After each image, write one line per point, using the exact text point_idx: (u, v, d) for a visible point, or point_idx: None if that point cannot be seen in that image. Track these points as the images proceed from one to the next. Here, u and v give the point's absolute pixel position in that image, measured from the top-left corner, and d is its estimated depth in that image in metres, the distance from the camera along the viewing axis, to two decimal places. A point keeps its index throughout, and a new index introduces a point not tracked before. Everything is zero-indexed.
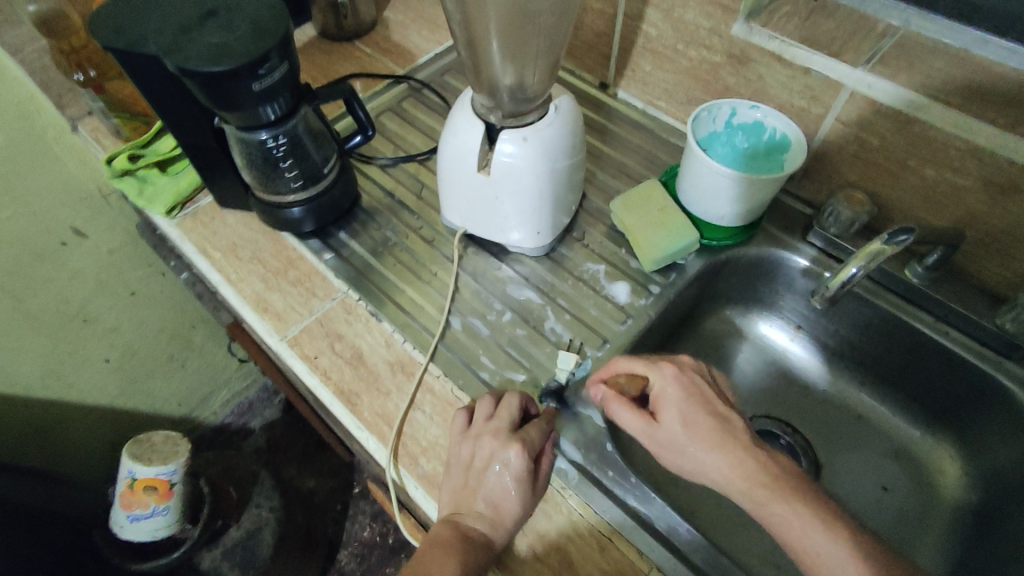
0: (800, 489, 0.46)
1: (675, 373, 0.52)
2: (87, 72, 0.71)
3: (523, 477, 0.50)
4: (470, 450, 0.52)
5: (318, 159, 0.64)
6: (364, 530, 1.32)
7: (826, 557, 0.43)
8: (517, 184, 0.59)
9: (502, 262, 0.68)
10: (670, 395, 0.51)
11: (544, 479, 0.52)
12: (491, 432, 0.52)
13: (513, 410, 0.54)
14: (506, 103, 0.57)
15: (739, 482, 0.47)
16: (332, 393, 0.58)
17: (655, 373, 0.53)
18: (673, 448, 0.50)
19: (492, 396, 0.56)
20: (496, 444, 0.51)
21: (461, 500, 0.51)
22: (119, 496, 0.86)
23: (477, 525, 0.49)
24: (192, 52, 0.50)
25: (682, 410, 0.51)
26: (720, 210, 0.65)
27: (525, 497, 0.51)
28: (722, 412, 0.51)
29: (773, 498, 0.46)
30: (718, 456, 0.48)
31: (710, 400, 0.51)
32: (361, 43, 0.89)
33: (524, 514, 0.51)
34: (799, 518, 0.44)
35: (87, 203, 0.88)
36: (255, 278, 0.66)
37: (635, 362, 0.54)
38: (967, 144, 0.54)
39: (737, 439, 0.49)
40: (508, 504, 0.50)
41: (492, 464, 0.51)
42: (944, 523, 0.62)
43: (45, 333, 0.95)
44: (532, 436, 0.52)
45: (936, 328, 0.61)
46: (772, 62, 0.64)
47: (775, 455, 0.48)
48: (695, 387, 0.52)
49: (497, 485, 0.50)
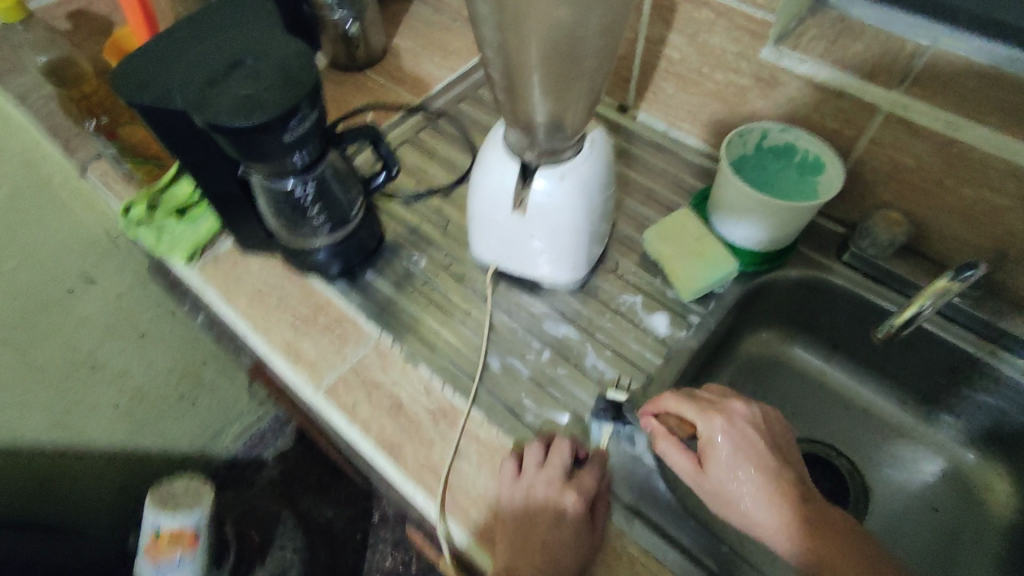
0: (853, 556, 0.46)
1: (725, 425, 0.50)
2: (100, 118, 0.73)
3: (580, 525, 0.51)
4: (526, 499, 0.51)
5: (345, 202, 0.63)
6: (386, 559, 1.29)
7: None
8: (554, 222, 0.58)
9: (535, 297, 0.66)
10: (719, 446, 0.50)
11: (602, 523, 0.52)
12: (545, 480, 0.52)
13: (564, 455, 0.53)
14: (541, 141, 0.55)
15: (788, 543, 0.47)
16: (374, 446, 0.56)
17: (703, 422, 0.51)
18: (721, 498, 0.50)
19: (541, 440, 0.55)
20: (551, 492, 0.51)
21: (518, 556, 0.49)
22: (144, 549, 0.82)
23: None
24: (221, 107, 0.47)
25: (731, 462, 0.49)
26: (756, 237, 0.64)
27: (583, 546, 0.50)
28: (773, 465, 0.50)
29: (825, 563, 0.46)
30: (769, 512, 0.48)
31: (762, 452, 0.50)
32: (372, 73, 0.87)
33: (584, 567, 0.49)
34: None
35: (95, 248, 0.86)
36: (284, 326, 0.64)
37: (686, 406, 0.52)
38: (1010, 165, 0.54)
39: (791, 499, 0.48)
40: (567, 557, 0.49)
41: (550, 514, 0.51)
42: (997, 543, 0.61)
43: (53, 384, 0.92)
44: (585, 481, 0.52)
45: (984, 349, 0.60)
46: (802, 85, 0.63)
47: (829, 515, 0.48)
48: (745, 437, 0.50)
49: (555, 537, 0.50)
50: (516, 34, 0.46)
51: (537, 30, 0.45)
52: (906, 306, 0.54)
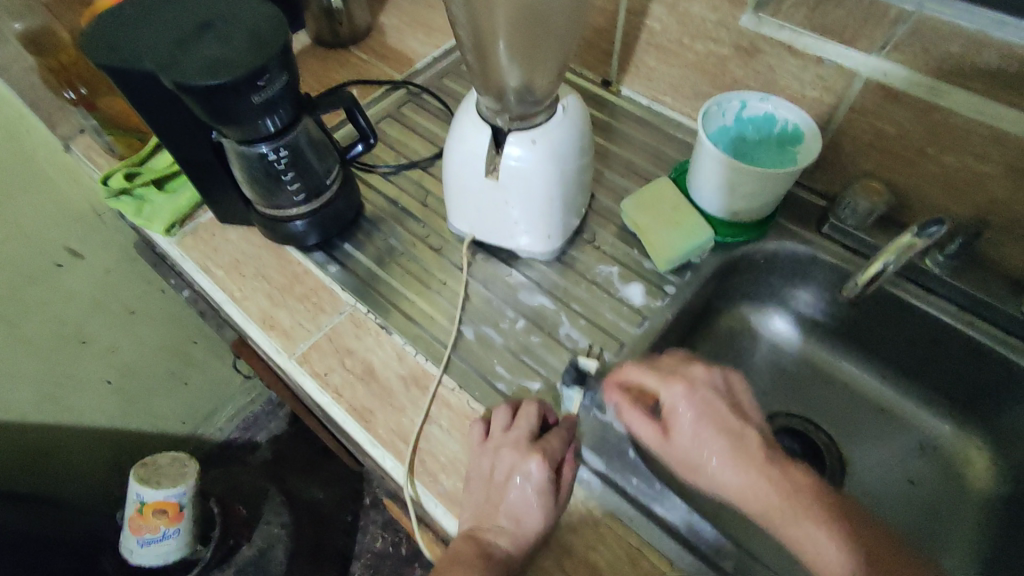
0: (823, 513, 0.44)
1: (685, 391, 0.50)
2: (78, 90, 0.71)
3: (545, 489, 0.50)
4: (491, 463, 0.51)
5: (319, 170, 0.62)
6: (376, 541, 1.30)
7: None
8: (527, 188, 0.58)
9: (512, 268, 0.66)
10: (682, 411, 0.49)
11: (567, 489, 0.51)
12: (511, 443, 0.51)
13: (532, 420, 0.53)
14: (513, 105, 0.55)
15: (757, 505, 0.46)
16: (344, 411, 0.56)
17: (664, 389, 0.51)
18: (688, 465, 0.49)
19: (509, 405, 0.55)
20: (516, 456, 0.51)
21: (483, 514, 0.50)
22: (130, 520, 0.85)
23: (499, 540, 0.48)
24: (189, 67, 0.47)
25: (694, 425, 0.49)
26: (734, 206, 0.63)
27: (548, 509, 0.49)
28: (736, 428, 0.49)
29: (796, 520, 0.44)
30: (735, 476, 0.47)
31: (725, 416, 0.50)
32: (357, 49, 0.87)
33: (547, 527, 0.49)
34: (815, 542, 0.43)
35: (82, 222, 0.87)
36: (260, 295, 0.64)
37: (646, 373, 0.51)
38: (992, 130, 0.53)
39: (756, 458, 0.47)
40: (530, 517, 0.49)
41: (513, 477, 0.50)
42: (975, 515, 0.61)
43: (42, 357, 0.94)
44: (552, 445, 0.52)
45: (961, 319, 0.60)
46: (782, 53, 0.62)
47: (798, 473, 0.47)
48: (707, 403, 0.50)
49: (519, 498, 0.50)
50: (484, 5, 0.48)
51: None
52: (873, 260, 0.52)
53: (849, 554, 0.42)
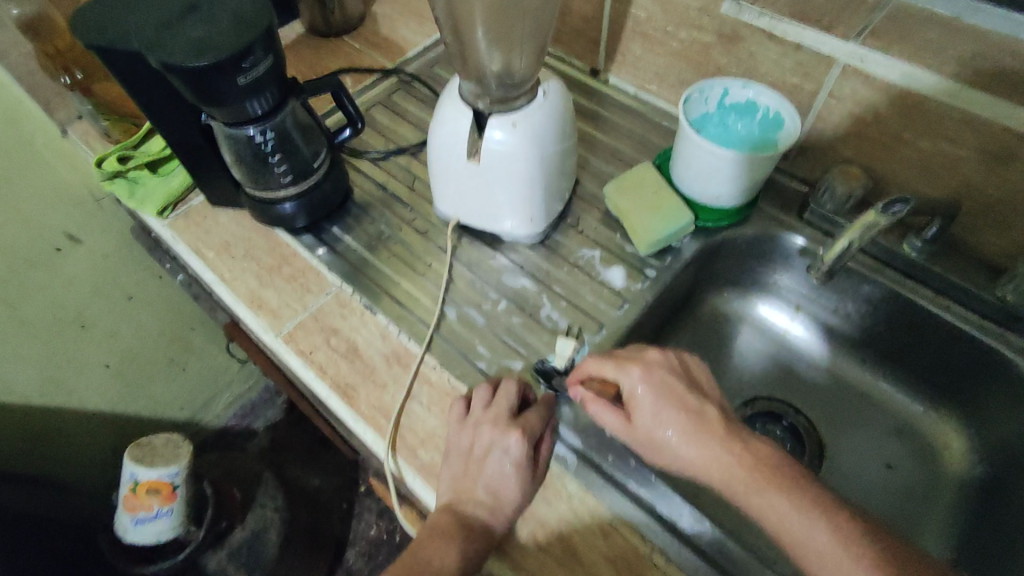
0: (784, 481, 0.45)
1: (642, 374, 0.51)
2: (73, 75, 0.74)
3: (522, 464, 0.51)
4: (470, 438, 0.52)
5: (308, 154, 0.64)
6: (371, 528, 1.32)
7: (809, 543, 0.43)
8: (508, 171, 0.58)
9: (496, 252, 0.67)
10: (641, 395, 0.50)
11: (544, 464, 0.52)
12: (491, 419, 0.52)
13: (512, 396, 0.54)
14: (494, 89, 0.57)
15: (718, 477, 0.47)
16: (328, 387, 0.58)
17: (623, 376, 0.52)
18: (652, 447, 0.50)
19: (491, 383, 0.56)
20: (495, 431, 0.51)
21: (462, 487, 0.51)
22: (125, 499, 0.88)
23: (477, 512, 0.49)
24: (175, 47, 0.49)
25: (653, 408, 0.50)
26: (715, 191, 0.64)
27: (524, 484, 0.50)
28: (694, 405, 0.50)
29: (756, 490, 0.45)
30: (696, 452, 0.48)
31: (682, 393, 0.51)
32: (349, 38, 0.89)
33: (523, 501, 0.50)
34: (779, 509, 0.44)
35: (81, 208, 0.89)
36: (248, 275, 0.66)
37: (604, 364, 0.52)
38: (964, 114, 0.54)
39: (715, 433, 0.48)
40: (507, 491, 0.50)
41: (492, 453, 0.51)
42: (950, 498, 0.61)
43: (42, 340, 0.95)
44: (531, 422, 0.52)
45: (937, 304, 0.60)
46: (763, 40, 0.63)
47: (756, 444, 0.48)
48: (665, 383, 0.51)
49: (497, 471, 0.50)
50: None
51: None
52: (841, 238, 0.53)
53: (811, 516, 0.43)
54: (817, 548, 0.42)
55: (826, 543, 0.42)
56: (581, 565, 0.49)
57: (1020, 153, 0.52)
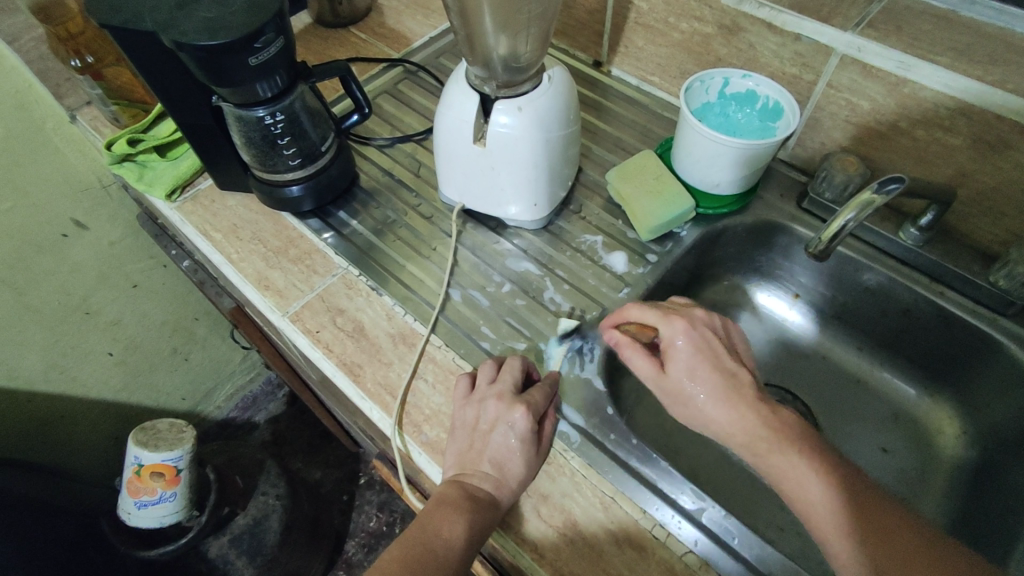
0: (806, 446, 0.46)
1: (685, 328, 0.52)
2: (85, 59, 0.70)
3: (528, 438, 0.51)
4: (475, 412, 0.53)
5: (315, 137, 0.65)
6: (371, 520, 1.33)
7: (815, 504, 0.44)
8: (513, 155, 0.60)
9: (500, 236, 0.69)
10: (679, 347, 0.51)
11: (548, 441, 0.53)
12: (496, 395, 0.53)
13: (516, 372, 0.55)
14: (500, 73, 0.58)
15: (738, 432, 0.48)
16: (334, 365, 0.59)
17: (665, 325, 0.53)
18: (678, 399, 0.51)
19: (495, 361, 0.57)
20: (500, 407, 0.52)
21: (466, 461, 0.51)
22: (127, 483, 0.92)
23: (482, 485, 0.49)
24: (188, 27, 0.50)
25: (690, 361, 0.51)
26: (715, 178, 0.66)
27: (529, 458, 0.51)
28: (731, 368, 0.51)
29: (772, 450, 0.46)
30: (725, 409, 0.49)
31: (720, 353, 0.51)
32: (356, 29, 0.90)
33: (528, 475, 0.51)
34: (796, 471, 0.45)
35: (88, 194, 0.90)
36: (256, 257, 0.66)
37: (647, 312, 0.54)
38: (957, 102, 0.54)
39: (745, 396, 0.49)
40: (512, 465, 0.50)
41: (498, 426, 0.51)
42: (943, 481, 0.62)
43: (48, 326, 0.96)
44: (535, 398, 0.53)
45: (933, 289, 0.62)
46: (762, 30, 0.64)
47: (785, 412, 0.49)
48: (704, 340, 0.52)
49: (502, 445, 0.51)
50: None
51: None
52: (834, 217, 0.52)
53: (824, 480, 0.44)
54: (821, 509, 0.44)
55: (830, 506, 0.43)
56: (582, 538, 0.50)
57: (1013, 142, 0.53)
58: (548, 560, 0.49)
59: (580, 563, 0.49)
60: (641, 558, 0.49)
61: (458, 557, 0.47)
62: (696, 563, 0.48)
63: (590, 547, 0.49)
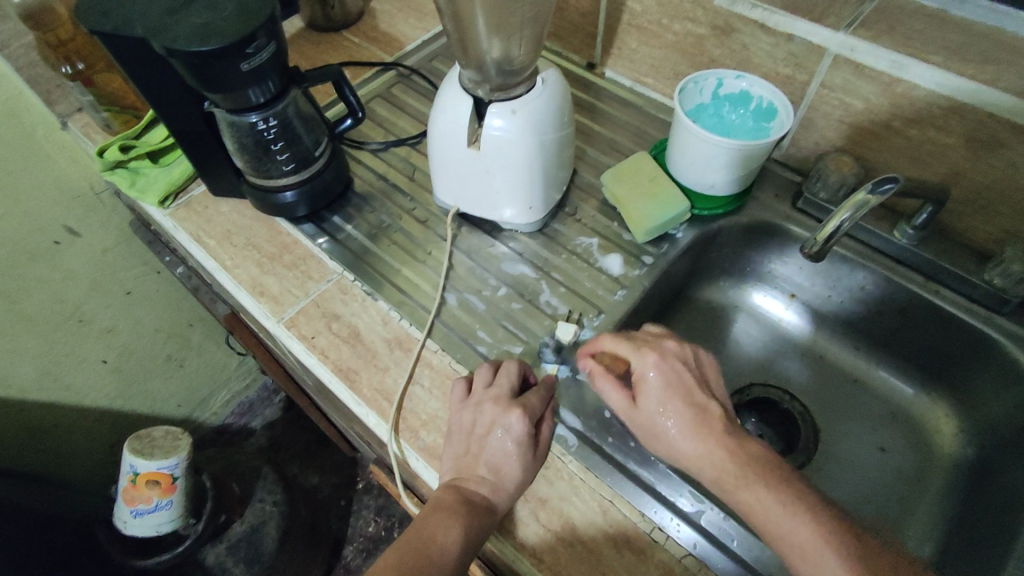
0: (772, 479, 0.46)
1: (656, 361, 0.52)
2: (76, 65, 0.70)
3: (524, 441, 0.51)
4: (471, 416, 0.52)
5: (309, 142, 0.65)
6: (369, 525, 1.32)
7: (798, 527, 0.43)
8: (507, 158, 0.59)
9: (495, 240, 0.69)
10: (648, 381, 0.51)
11: (546, 443, 0.53)
12: (492, 398, 0.53)
13: (513, 376, 0.54)
14: (493, 75, 0.57)
15: (705, 468, 0.48)
16: (330, 371, 0.58)
17: (636, 358, 0.53)
18: (649, 433, 0.51)
19: (492, 364, 0.56)
20: (496, 410, 0.52)
21: (463, 465, 0.51)
22: (122, 491, 0.92)
23: (479, 490, 0.49)
24: (179, 33, 0.49)
25: (660, 395, 0.51)
26: (710, 179, 0.65)
27: (526, 462, 0.50)
28: (700, 402, 0.51)
29: (740, 485, 0.46)
30: (692, 445, 0.49)
31: (691, 388, 0.51)
32: (348, 33, 0.90)
33: (525, 479, 0.50)
34: (764, 505, 0.44)
35: (80, 201, 0.90)
36: (250, 263, 0.66)
37: (620, 344, 0.54)
38: (949, 101, 0.54)
39: (713, 430, 0.49)
40: (509, 468, 0.50)
41: (494, 429, 0.51)
42: (941, 480, 0.62)
43: (41, 334, 0.95)
44: (531, 401, 0.53)
45: (927, 288, 0.62)
46: (755, 31, 0.64)
47: (752, 445, 0.48)
48: (676, 374, 0.52)
49: (499, 449, 0.50)
50: None
51: None
52: (828, 219, 0.52)
53: (796, 514, 0.43)
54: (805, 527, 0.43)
55: (803, 538, 0.42)
56: (580, 542, 0.50)
57: (1006, 140, 0.53)
58: (547, 565, 0.49)
59: (579, 567, 0.48)
60: (640, 561, 0.49)
61: (455, 562, 0.47)
62: (695, 565, 0.48)
63: (588, 551, 0.49)
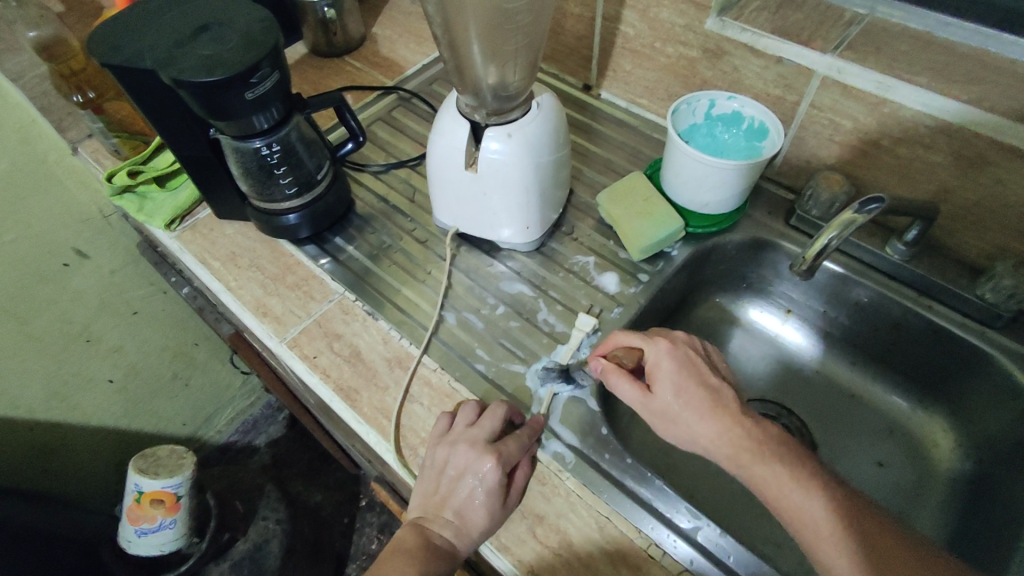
0: (788, 456, 0.47)
1: (669, 346, 0.53)
2: (87, 94, 0.73)
3: (495, 492, 0.50)
4: (445, 456, 0.52)
5: (311, 166, 0.67)
6: (372, 543, 1.32)
7: (807, 518, 0.44)
8: (505, 180, 0.61)
9: (494, 259, 0.70)
10: (664, 366, 0.52)
11: (517, 494, 0.52)
12: (468, 440, 0.52)
13: (496, 421, 0.54)
14: (490, 101, 0.59)
15: (722, 447, 0.48)
16: (331, 390, 0.59)
17: (649, 346, 0.54)
18: (668, 419, 0.51)
19: (478, 404, 0.56)
20: (471, 454, 0.52)
21: (430, 504, 0.52)
22: (128, 511, 0.92)
23: (443, 532, 0.51)
24: (185, 65, 0.51)
25: (675, 379, 0.51)
26: (703, 198, 0.67)
27: (493, 511, 0.50)
28: (713, 384, 0.52)
29: (757, 462, 0.47)
30: (710, 426, 0.49)
31: (704, 372, 0.52)
32: (351, 58, 0.92)
33: (490, 528, 0.50)
34: (779, 481, 0.46)
35: (90, 224, 0.92)
36: (254, 284, 0.68)
37: (632, 335, 0.55)
38: (936, 121, 0.55)
39: (729, 410, 0.50)
40: (474, 516, 0.50)
41: (466, 474, 0.51)
42: (940, 496, 0.62)
43: (50, 354, 0.96)
44: (508, 449, 0.52)
45: (921, 302, 0.63)
46: (746, 54, 0.65)
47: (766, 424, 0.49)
48: (689, 359, 0.53)
49: (467, 495, 0.51)
50: (460, 20, 0.53)
51: (474, 17, 0.53)
52: (818, 236, 0.53)
53: (811, 494, 0.45)
54: (811, 520, 0.44)
55: (818, 515, 0.44)
56: (578, 558, 0.50)
57: (991, 158, 0.54)
58: None
59: None
60: None
61: None
62: None
63: (586, 568, 0.50)
